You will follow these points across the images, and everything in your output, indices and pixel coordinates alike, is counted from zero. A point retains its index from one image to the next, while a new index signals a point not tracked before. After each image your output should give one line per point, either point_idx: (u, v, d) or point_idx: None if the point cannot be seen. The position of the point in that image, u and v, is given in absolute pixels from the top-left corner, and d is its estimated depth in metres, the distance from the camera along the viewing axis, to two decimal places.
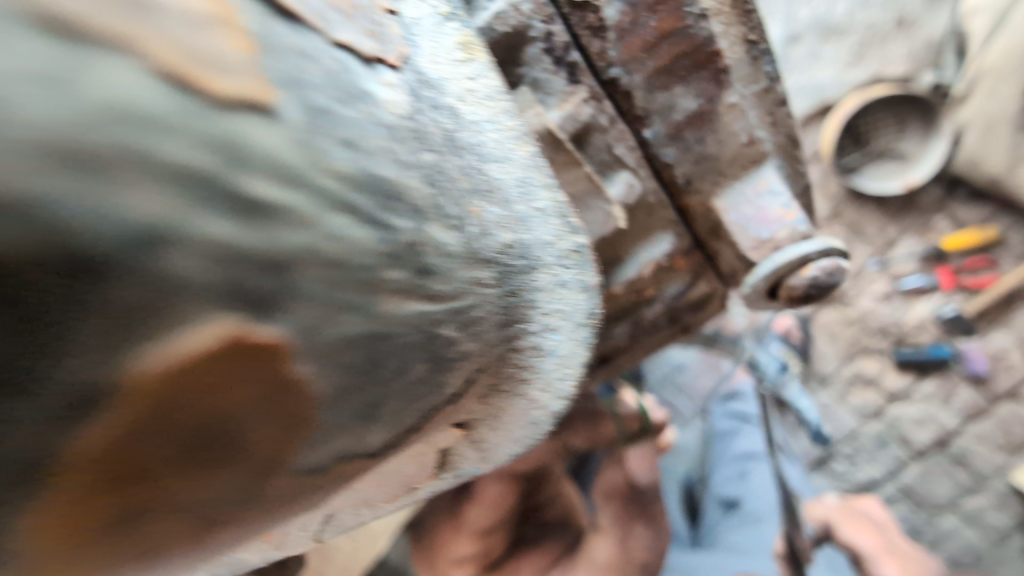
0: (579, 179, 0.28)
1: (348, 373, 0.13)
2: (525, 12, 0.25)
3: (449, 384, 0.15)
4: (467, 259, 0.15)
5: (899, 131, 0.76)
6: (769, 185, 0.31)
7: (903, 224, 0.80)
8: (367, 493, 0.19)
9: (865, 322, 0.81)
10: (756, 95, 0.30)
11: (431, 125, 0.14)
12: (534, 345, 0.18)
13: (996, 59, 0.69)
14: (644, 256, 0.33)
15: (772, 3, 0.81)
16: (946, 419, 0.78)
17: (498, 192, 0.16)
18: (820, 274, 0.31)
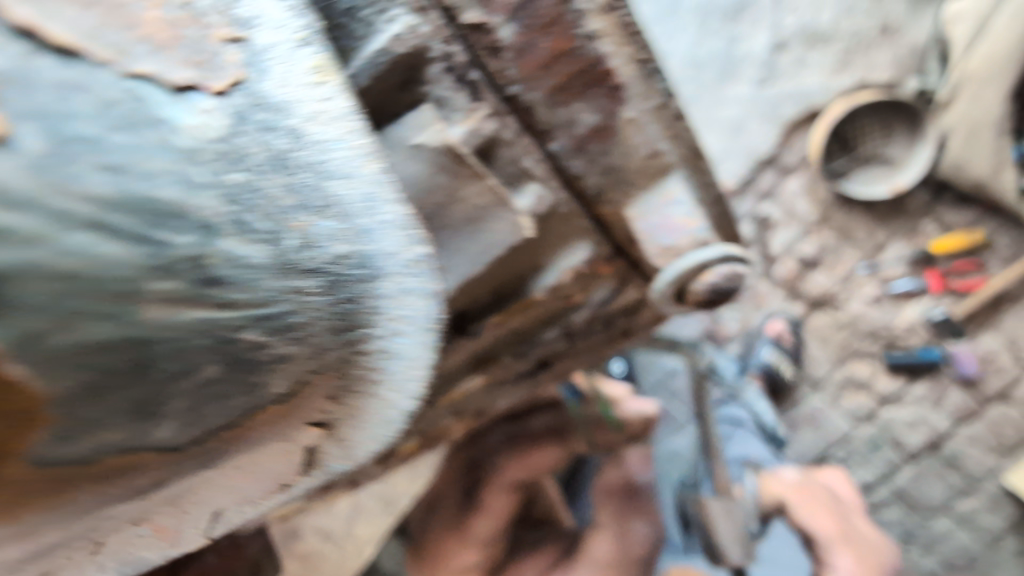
0: (484, 192, 0.30)
1: (103, 374, 0.13)
2: (423, 33, 0.26)
3: (270, 383, 0.16)
4: (279, 270, 0.15)
5: (887, 136, 0.89)
6: (675, 195, 0.33)
7: (891, 229, 0.91)
8: (245, 490, 0.20)
9: (855, 325, 0.92)
10: (653, 111, 0.30)
11: (252, 146, 0.15)
12: (377, 347, 0.19)
13: (978, 64, 0.81)
14: (564, 263, 0.36)
15: (761, 12, 0.92)
16: (938, 421, 0.90)
17: (334, 207, 0.17)
18: (719, 280, 0.32)
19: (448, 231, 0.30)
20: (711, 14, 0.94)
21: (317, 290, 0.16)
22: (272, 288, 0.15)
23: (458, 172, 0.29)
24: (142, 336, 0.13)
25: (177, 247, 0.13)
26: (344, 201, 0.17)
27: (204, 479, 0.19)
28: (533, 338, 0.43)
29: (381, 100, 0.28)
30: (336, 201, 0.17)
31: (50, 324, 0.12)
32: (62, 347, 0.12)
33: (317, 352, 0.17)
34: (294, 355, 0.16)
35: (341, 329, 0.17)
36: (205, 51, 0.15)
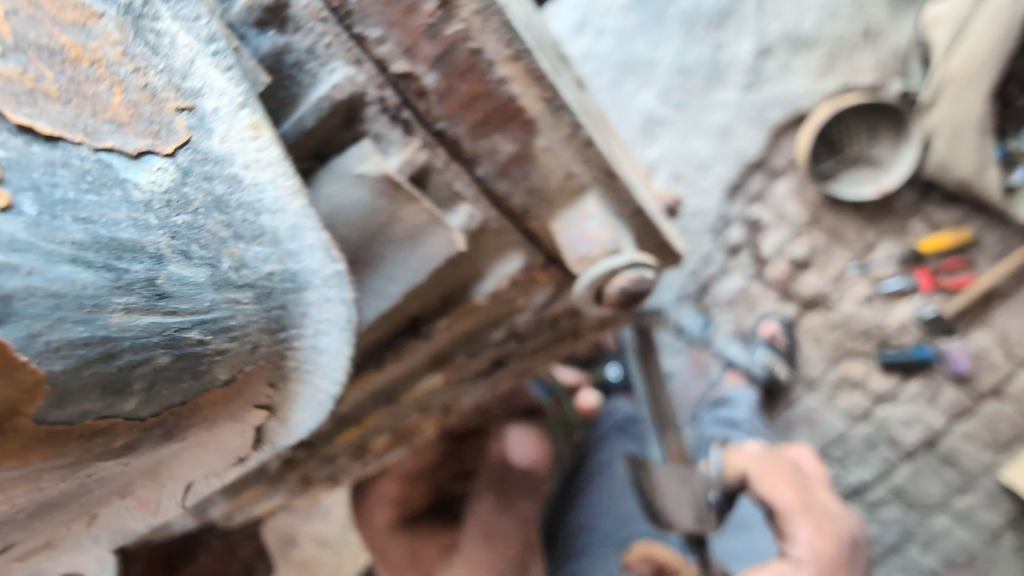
0: (420, 212, 0.34)
1: (85, 361, 0.16)
2: (359, 82, 0.32)
3: (216, 374, 0.20)
4: (215, 285, 0.19)
5: (872, 137, 1.01)
6: (591, 211, 0.38)
7: (880, 229, 1.03)
8: (207, 463, 0.25)
9: (848, 325, 1.04)
10: (564, 140, 0.35)
11: (194, 194, 0.19)
12: (302, 344, 0.23)
13: (959, 67, 0.91)
14: (500, 271, 0.41)
15: (746, 20, 1.05)
16: (934, 418, 1.01)
17: (264, 234, 0.21)
18: (629, 283, 0.37)
19: (390, 246, 0.35)
20: (697, 19, 1.07)
21: (248, 299, 0.20)
22: (212, 298, 0.19)
23: (394, 197, 0.33)
24: (110, 337, 0.17)
25: (134, 273, 0.17)
26: (274, 230, 0.21)
27: (172, 458, 0.24)
28: (482, 339, 0.48)
29: (328, 137, 0.33)
30: (266, 231, 0.21)
31: (45, 326, 0.15)
32: (51, 344, 0.16)
33: (250, 347, 0.21)
34: (231, 350, 0.20)
35: (269, 330, 0.21)
36: (155, 123, 0.19)
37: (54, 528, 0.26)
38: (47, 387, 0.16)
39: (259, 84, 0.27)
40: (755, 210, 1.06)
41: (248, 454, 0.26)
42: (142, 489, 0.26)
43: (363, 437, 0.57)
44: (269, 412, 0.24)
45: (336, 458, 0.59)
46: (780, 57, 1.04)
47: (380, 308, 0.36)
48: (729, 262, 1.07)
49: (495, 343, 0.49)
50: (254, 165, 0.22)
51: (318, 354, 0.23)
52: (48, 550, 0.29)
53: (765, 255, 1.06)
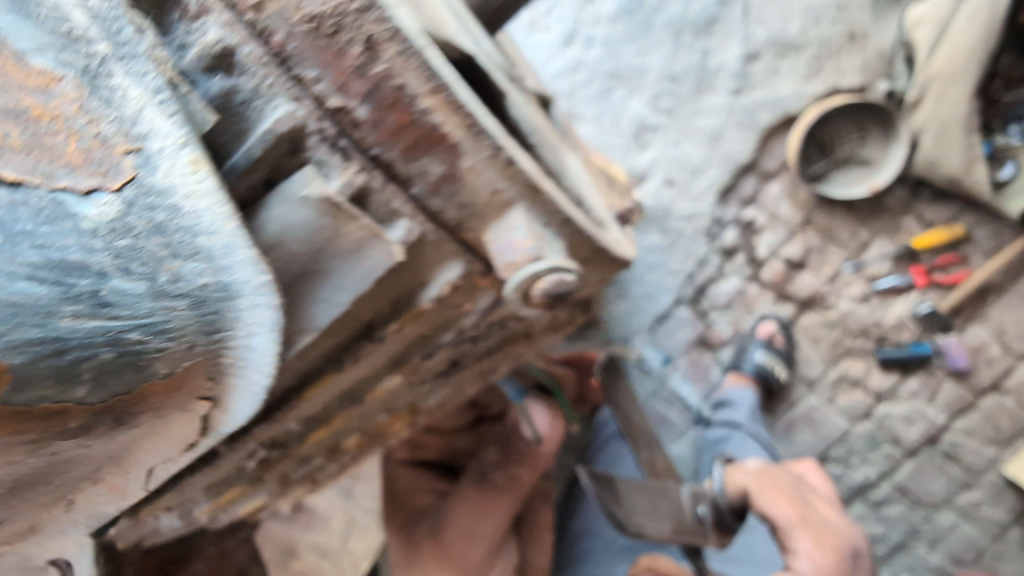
0: (360, 228, 0.39)
1: (41, 355, 0.21)
2: (299, 116, 0.36)
3: (155, 367, 0.25)
4: (153, 296, 0.24)
5: (862, 139, 1.08)
6: (516, 222, 0.42)
7: (873, 228, 1.09)
8: (161, 450, 0.30)
9: (845, 322, 1.09)
10: (485, 160, 0.39)
11: (137, 221, 0.24)
12: (236, 342, 0.27)
13: (940, 66, 0.98)
14: (441, 279, 0.45)
15: (733, 28, 1.13)
16: (934, 415, 1.05)
17: (199, 254, 0.25)
18: (551, 286, 0.42)
19: (338, 259, 0.40)
20: (684, 29, 1.15)
21: (183, 306, 0.25)
22: (149, 305, 0.24)
23: (336, 215, 0.38)
24: (61, 337, 0.22)
25: (81, 286, 0.22)
26: (209, 249, 0.25)
27: (131, 446, 0.29)
28: (435, 340, 0.52)
29: (276, 164, 0.37)
30: (201, 250, 0.25)
31: (7, 328, 0.20)
32: (12, 342, 0.21)
33: (187, 346, 0.26)
34: (167, 348, 0.25)
35: (203, 331, 0.26)
36: (105, 164, 0.24)
37: (37, 511, 0.31)
38: (9, 374, 0.21)
39: (204, 128, 0.31)
40: (749, 213, 1.13)
41: (197, 440, 0.30)
42: (110, 476, 0.31)
43: (334, 437, 0.62)
44: (211, 403, 0.29)
45: (310, 458, 0.64)
46: (766, 61, 1.11)
47: (333, 314, 0.42)
48: (727, 263, 1.14)
49: (448, 344, 0.53)
50: (194, 194, 0.25)
51: (251, 352, 0.28)
52: (35, 532, 0.34)
53: (760, 257, 1.13)
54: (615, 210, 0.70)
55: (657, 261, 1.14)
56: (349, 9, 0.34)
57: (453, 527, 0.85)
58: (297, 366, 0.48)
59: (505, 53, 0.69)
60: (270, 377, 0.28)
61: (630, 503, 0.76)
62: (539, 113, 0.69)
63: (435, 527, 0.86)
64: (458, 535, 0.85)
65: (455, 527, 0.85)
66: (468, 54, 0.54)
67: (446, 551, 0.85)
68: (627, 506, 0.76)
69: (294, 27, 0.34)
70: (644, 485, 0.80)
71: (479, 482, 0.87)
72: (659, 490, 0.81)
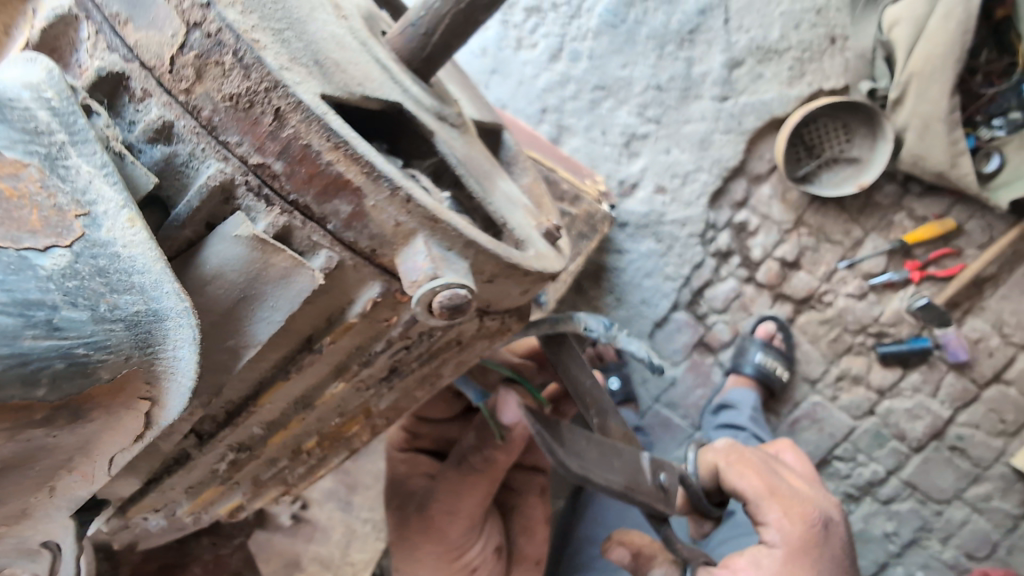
0: (286, 258, 0.48)
1: (9, 365, 0.31)
2: (227, 172, 0.45)
3: (100, 373, 0.34)
4: (95, 321, 0.33)
5: (841, 138, 1.50)
6: (418, 247, 0.51)
7: (859, 225, 1.53)
8: (116, 442, 0.39)
9: (841, 316, 1.56)
10: (385, 199, 0.48)
11: (83, 267, 0.33)
12: (167, 353, 0.36)
13: (920, 64, 1.35)
14: (364, 296, 0.53)
15: (718, 43, 1.54)
16: (941, 412, 1.53)
17: (132, 288, 0.35)
18: (446, 300, 0.50)
19: (270, 285, 0.49)
20: (683, 40, 1.56)
21: (118, 327, 0.34)
22: (92, 328, 0.33)
23: (264, 249, 0.47)
24: (25, 353, 0.31)
25: (39, 316, 0.32)
26: (141, 285, 0.35)
27: (93, 438, 0.38)
28: (370, 350, 0.60)
29: (213, 210, 0.47)
30: (134, 285, 0.35)
31: None
32: None
33: (125, 357, 0.35)
34: (107, 359, 0.34)
35: (135, 346, 0.35)
36: (60, 226, 0.33)
37: (26, 495, 0.40)
38: None
39: (145, 188, 0.42)
40: (742, 215, 1.57)
41: (145, 431, 0.39)
42: (81, 465, 0.40)
43: (294, 439, 0.70)
44: (152, 402, 0.38)
45: (276, 460, 0.73)
46: (750, 69, 1.53)
47: (271, 330, 0.51)
48: (722, 263, 1.60)
49: (383, 353, 0.61)
50: (130, 244, 0.35)
51: (179, 360, 0.37)
52: (26, 517, 0.42)
53: (756, 257, 1.58)
54: (544, 227, 0.79)
55: (664, 260, 1.60)
56: (260, 88, 0.43)
57: (437, 506, 1.16)
58: (250, 374, 0.57)
59: (437, 96, 0.78)
60: (192, 380, 0.37)
61: (577, 450, 0.88)
62: (470, 145, 0.79)
63: (424, 504, 1.19)
64: (441, 511, 1.16)
65: (438, 507, 1.16)
66: (391, 103, 0.63)
67: (432, 522, 1.18)
68: (576, 451, 0.88)
69: (218, 105, 0.43)
70: (601, 443, 0.93)
71: (459, 466, 1.14)
72: (616, 452, 0.95)
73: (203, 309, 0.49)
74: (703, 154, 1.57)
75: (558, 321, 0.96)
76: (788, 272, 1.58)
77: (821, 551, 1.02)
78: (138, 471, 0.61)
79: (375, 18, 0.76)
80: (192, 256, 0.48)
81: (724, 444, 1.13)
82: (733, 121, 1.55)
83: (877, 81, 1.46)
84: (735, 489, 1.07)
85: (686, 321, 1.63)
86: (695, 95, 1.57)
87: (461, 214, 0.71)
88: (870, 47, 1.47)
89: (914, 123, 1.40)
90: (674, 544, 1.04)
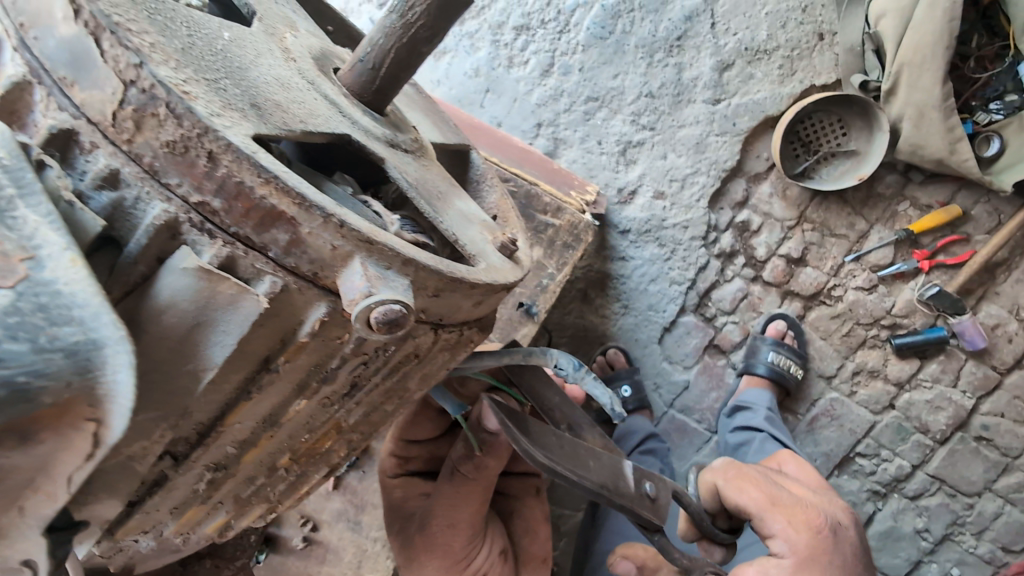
0: (231, 284, 0.52)
1: None
2: (171, 211, 0.50)
3: (42, 399, 0.39)
4: (35, 351, 0.39)
5: (841, 134, 1.80)
6: (356, 269, 0.54)
7: (857, 214, 1.84)
8: (71, 461, 0.43)
9: (855, 307, 1.87)
10: (320, 226, 0.52)
11: (25, 304, 0.39)
12: (106, 377, 0.41)
13: (910, 53, 1.63)
14: (312, 318, 0.57)
15: (711, 49, 1.88)
16: (963, 401, 1.82)
17: (73, 319, 0.40)
18: (383, 314, 0.54)
19: (220, 311, 0.53)
20: (673, 53, 1.90)
21: (58, 356, 0.39)
22: (33, 358, 0.39)
23: (210, 279, 0.51)
24: None
25: None
26: (81, 317, 0.40)
27: (51, 458, 0.42)
28: (327, 367, 0.64)
29: (162, 246, 0.51)
30: (74, 317, 0.40)
31: None
32: None
33: (65, 382, 0.40)
34: (47, 384, 0.39)
35: (77, 371, 0.40)
36: (7, 269, 0.39)
37: None
38: None
39: (94, 230, 0.46)
40: (744, 213, 1.91)
41: (94, 451, 0.43)
42: (45, 485, 0.44)
43: (268, 456, 0.74)
44: (97, 422, 0.42)
45: (253, 478, 0.77)
46: (739, 68, 1.87)
47: (225, 352, 0.55)
48: (728, 263, 1.94)
49: (342, 369, 0.65)
50: (71, 281, 0.40)
51: (116, 384, 0.41)
52: (3, 537, 0.46)
53: (762, 254, 1.91)
54: (499, 241, 0.82)
55: (679, 263, 1.95)
56: (193, 134, 0.47)
57: (437, 522, 1.20)
58: (215, 398, 0.61)
59: (392, 124, 0.83)
60: (131, 400, 0.41)
61: (543, 444, 0.94)
62: (426, 169, 0.83)
63: (424, 523, 1.21)
64: (442, 527, 1.19)
65: (438, 522, 1.20)
66: (337, 135, 0.67)
67: (435, 539, 1.21)
68: (541, 444, 0.93)
69: (157, 151, 0.48)
70: (574, 443, 0.98)
71: (450, 480, 1.17)
72: (592, 453, 0.99)
73: (159, 338, 0.53)
74: (698, 156, 1.92)
75: (530, 353, 0.96)
76: (794, 269, 1.90)
77: (831, 558, 1.01)
78: (120, 494, 0.64)
79: (328, 58, 0.82)
80: (146, 290, 0.52)
81: (722, 463, 1.15)
82: (727, 122, 1.89)
83: (869, 73, 1.73)
84: (737, 505, 1.08)
85: (694, 323, 1.99)
86: (687, 99, 1.91)
87: (416, 233, 0.74)
88: (856, 42, 1.74)
89: (908, 113, 1.67)
90: (672, 554, 1.02)
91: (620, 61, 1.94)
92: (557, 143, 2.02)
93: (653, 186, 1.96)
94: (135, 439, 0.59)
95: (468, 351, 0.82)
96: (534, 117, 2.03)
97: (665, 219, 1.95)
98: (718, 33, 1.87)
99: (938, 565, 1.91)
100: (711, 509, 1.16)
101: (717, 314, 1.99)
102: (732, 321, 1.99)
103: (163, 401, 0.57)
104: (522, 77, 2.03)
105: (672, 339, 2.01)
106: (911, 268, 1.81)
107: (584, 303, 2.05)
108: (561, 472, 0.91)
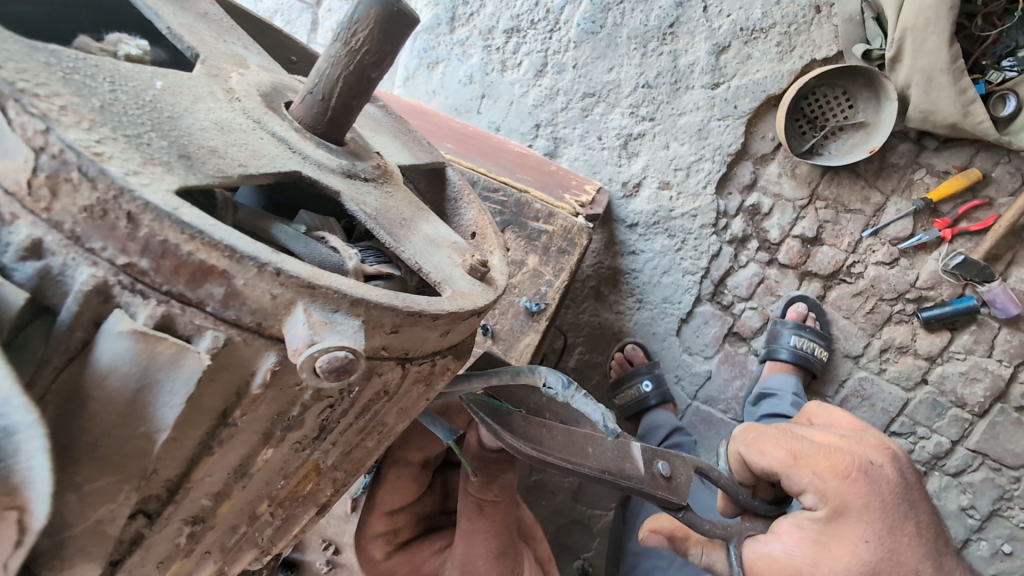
0: (174, 344, 0.50)
1: None
2: (102, 275, 0.48)
3: None
4: None
5: (850, 106, 1.72)
6: (299, 314, 0.53)
7: (872, 187, 1.77)
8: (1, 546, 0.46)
9: (878, 283, 1.80)
10: (256, 277, 0.50)
11: None
12: (23, 463, 0.44)
13: (911, 18, 1.56)
14: (262, 368, 0.55)
15: (708, 33, 1.84)
16: (1004, 372, 1.73)
17: None
18: (328, 361, 0.52)
19: (162, 372, 0.51)
20: (664, 44, 1.87)
21: None
22: None
23: (147, 341, 0.49)
24: None
25: None
26: None
27: None
28: (290, 414, 0.62)
29: (97, 309, 0.50)
30: None
31: None
32: None
33: None
34: None
35: None
36: None
37: None
38: None
39: (17, 304, 0.48)
40: (752, 197, 1.86)
41: (22, 536, 0.46)
42: None
43: (247, 505, 0.71)
44: (20, 509, 0.45)
45: (236, 526, 0.73)
46: (737, 50, 1.82)
47: (176, 412, 0.53)
48: (739, 250, 1.89)
49: (307, 415, 0.63)
50: None
51: (34, 471, 0.44)
52: None
53: (775, 237, 1.86)
54: (469, 263, 0.78)
55: (682, 254, 1.91)
56: (109, 197, 0.46)
57: (480, 560, 1.19)
58: (170, 459, 0.58)
59: (351, 152, 0.81)
60: (48, 484, 0.44)
61: (530, 436, 0.95)
62: (388, 196, 0.81)
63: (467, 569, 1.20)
64: (488, 560, 1.19)
65: (482, 559, 1.19)
66: (285, 174, 0.65)
67: None
68: (530, 437, 0.94)
69: (77, 218, 0.47)
70: (569, 431, 0.98)
71: (476, 519, 1.18)
72: (591, 440, 0.98)
73: (103, 409, 0.52)
74: (702, 143, 1.87)
75: (518, 372, 0.93)
76: (811, 249, 1.84)
77: (867, 501, 0.94)
78: (95, 558, 0.61)
79: (280, 92, 0.80)
80: (86, 358, 0.50)
81: (742, 429, 1.08)
82: (727, 106, 1.84)
83: (872, 41, 1.67)
84: (764, 469, 1.01)
85: (712, 313, 1.93)
86: (685, 86, 1.87)
87: (381, 263, 0.76)
88: (855, 11, 1.69)
89: (916, 80, 1.60)
90: (701, 526, 1.01)
91: (613, 55, 1.91)
92: (558, 143, 1.98)
93: (657, 177, 1.91)
94: (97, 505, 0.56)
95: (447, 380, 0.80)
96: (531, 119, 2.00)
97: (674, 208, 1.90)
98: (711, 16, 1.83)
99: (988, 543, 1.82)
100: (748, 482, 1.08)
101: (734, 302, 1.92)
102: (750, 307, 1.92)
103: (122, 463, 0.55)
104: (517, 80, 1.99)
105: (691, 330, 1.95)
106: (934, 238, 1.73)
107: (598, 299, 2.00)
108: (554, 462, 0.92)
